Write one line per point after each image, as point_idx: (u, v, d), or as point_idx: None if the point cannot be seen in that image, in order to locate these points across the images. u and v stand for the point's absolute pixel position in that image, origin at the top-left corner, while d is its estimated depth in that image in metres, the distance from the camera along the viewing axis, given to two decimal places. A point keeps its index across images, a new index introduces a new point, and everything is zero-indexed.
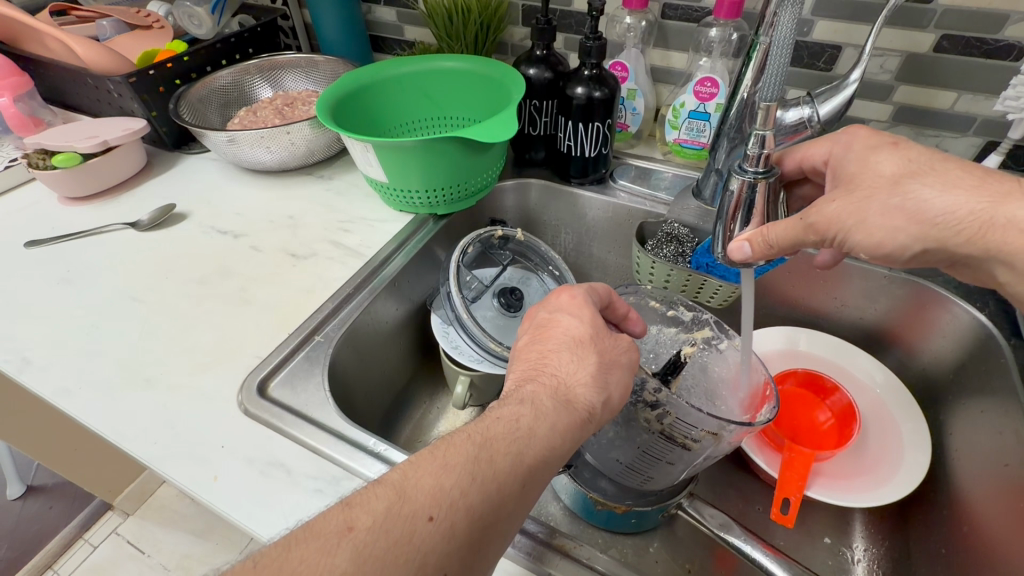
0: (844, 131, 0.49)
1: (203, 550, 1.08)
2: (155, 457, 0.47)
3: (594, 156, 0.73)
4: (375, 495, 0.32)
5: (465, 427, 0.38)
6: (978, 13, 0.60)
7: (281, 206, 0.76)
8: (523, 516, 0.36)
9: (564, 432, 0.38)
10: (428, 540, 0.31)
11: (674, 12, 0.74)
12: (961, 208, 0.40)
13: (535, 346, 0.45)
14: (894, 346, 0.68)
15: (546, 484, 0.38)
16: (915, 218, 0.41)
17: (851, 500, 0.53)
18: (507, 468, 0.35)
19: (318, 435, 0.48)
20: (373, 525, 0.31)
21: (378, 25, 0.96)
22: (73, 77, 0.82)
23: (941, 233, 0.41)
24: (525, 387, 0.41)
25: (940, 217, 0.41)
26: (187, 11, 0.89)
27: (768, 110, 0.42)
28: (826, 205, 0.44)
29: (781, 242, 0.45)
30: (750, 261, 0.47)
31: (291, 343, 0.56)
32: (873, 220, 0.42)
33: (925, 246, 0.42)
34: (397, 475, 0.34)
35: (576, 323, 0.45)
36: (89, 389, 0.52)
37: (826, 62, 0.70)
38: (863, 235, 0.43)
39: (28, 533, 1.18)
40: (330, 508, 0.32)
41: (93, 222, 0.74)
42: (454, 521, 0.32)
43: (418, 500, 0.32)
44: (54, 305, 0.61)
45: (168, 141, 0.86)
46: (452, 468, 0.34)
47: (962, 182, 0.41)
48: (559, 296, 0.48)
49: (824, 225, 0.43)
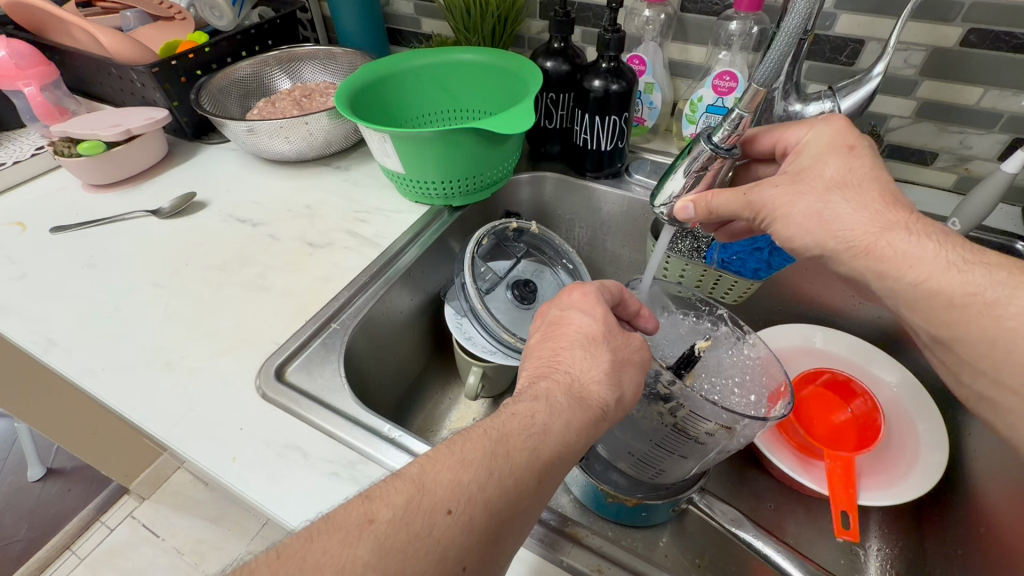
0: (824, 119, 0.47)
1: (216, 535, 1.10)
2: (176, 439, 0.48)
3: (610, 150, 0.73)
4: (395, 489, 0.33)
5: (481, 422, 0.38)
6: (1006, 6, 0.59)
7: (298, 196, 0.77)
8: (539, 510, 0.37)
9: (579, 429, 0.38)
10: (446, 532, 0.31)
11: (694, 6, 0.74)
12: (858, 223, 0.41)
13: (547, 344, 0.45)
14: (911, 345, 0.67)
15: (563, 478, 0.38)
16: (825, 224, 0.42)
17: (868, 498, 0.53)
18: (523, 463, 0.35)
19: (334, 420, 0.49)
20: (393, 518, 0.31)
21: (396, 17, 0.97)
22: (98, 67, 0.84)
23: (835, 246, 0.42)
24: (539, 384, 0.41)
25: (838, 228, 0.42)
26: (209, 2, 0.89)
27: (756, 92, 0.42)
28: (769, 188, 0.45)
29: (720, 210, 0.47)
30: (691, 221, 0.50)
31: (308, 330, 0.57)
32: (794, 215, 0.43)
33: (821, 252, 0.44)
34: (415, 469, 0.34)
35: (588, 321, 0.45)
36: (113, 370, 0.54)
37: (849, 57, 0.69)
38: (780, 226, 0.45)
39: (49, 513, 1.21)
40: (351, 501, 0.32)
41: (116, 210, 0.75)
42: (473, 515, 0.32)
43: (437, 494, 0.33)
44: (79, 288, 0.63)
45: (189, 130, 0.87)
46: (469, 462, 0.34)
47: (873, 205, 0.42)
48: (571, 294, 0.48)
49: (760, 206, 0.45)
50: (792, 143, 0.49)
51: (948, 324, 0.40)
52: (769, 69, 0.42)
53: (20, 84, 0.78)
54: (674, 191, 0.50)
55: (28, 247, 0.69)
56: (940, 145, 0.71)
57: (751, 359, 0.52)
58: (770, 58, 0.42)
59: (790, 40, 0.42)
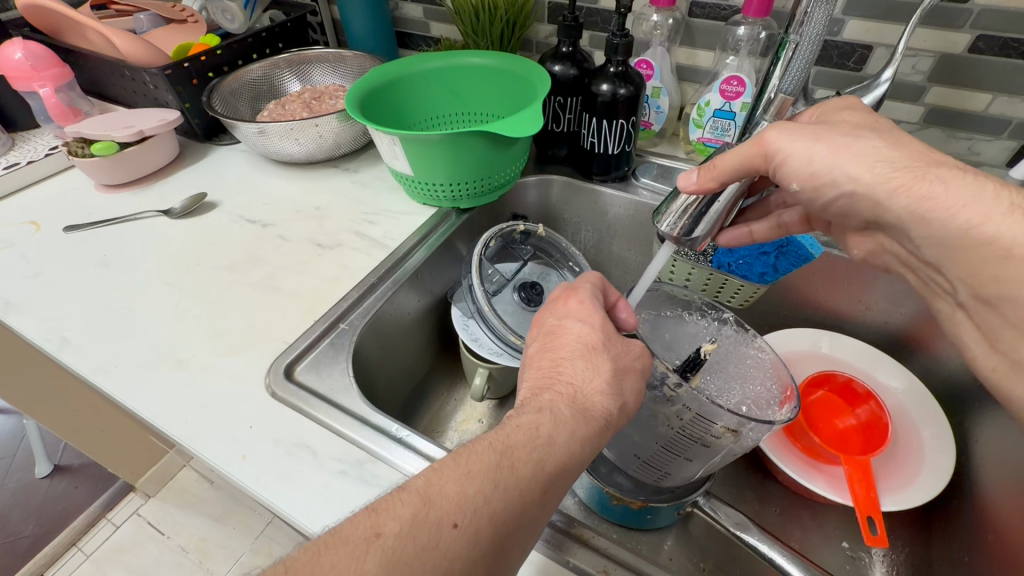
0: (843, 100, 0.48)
1: (221, 534, 1.11)
2: (187, 436, 0.48)
3: (617, 153, 0.73)
4: (401, 502, 0.33)
5: (486, 434, 0.38)
6: (1016, 14, 0.59)
7: (307, 197, 0.78)
8: (544, 522, 0.37)
9: (583, 441, 0.39)
10: (454, 546, 0.32)
11: (701, 11, 0.74)
12: (899, 163, 0.41)
13: (546, 354, 0.45)
14: (917, 351, 0.67)
15: (568, 488, 0.38)
16: (858, 158, 0.41)
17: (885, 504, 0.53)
18: (528, 475, 0.35)
19: (343, 419, 0.49)
20: (400, 531, 0.31)
21: (404, 21, 0.98)
22: (112, 68, 0.85)
23: (870, 179, 0.42)
24: (542, 396, 0.41)
25: (879, 161, 0.41)
26: (221, 6, 0.91)
27: (786, 100, 0.47)
28: (790, 139, 0.44)
29: (725, 164, 0.46)
30: (694, 188, 0.47)
31: (317, 329, 0.57)
32: (819, 150, 0.43)
33: (852, 189, 0.43)
34: (420, 481, 0.34)
35: (587, 330, 0.46)
36: (125, 368, 0.54)
37: (856, 62, 0.69)
38: (803, 164, 0.44)
39: (56, 510, 1.23)
40: (357, 515, 0.33)
41: (128, 209, 0.76)
42: (479, 528, 0.33)
43: (443, 507, 0.33)
44: (92, 287, 0.64)
45: (200, 131, 0.88)
46: (474, 475, 0.35)
47: (907, 147, 0.41)
48: (567, 303, 0.48)
49: (769, 139, 0.44)
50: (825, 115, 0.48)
51: (999, 278, 0.38)
52: (794, 79, 0.47)
53: (35, 85, 0.79)
54: (676, 201, 0.49)
55: (42, 246, 0.69)
56: (948, 150, 0.71)
57: (760, 364, 0.52)
58: (797, 66, 0.46)
59: (812, 46, 0.45)
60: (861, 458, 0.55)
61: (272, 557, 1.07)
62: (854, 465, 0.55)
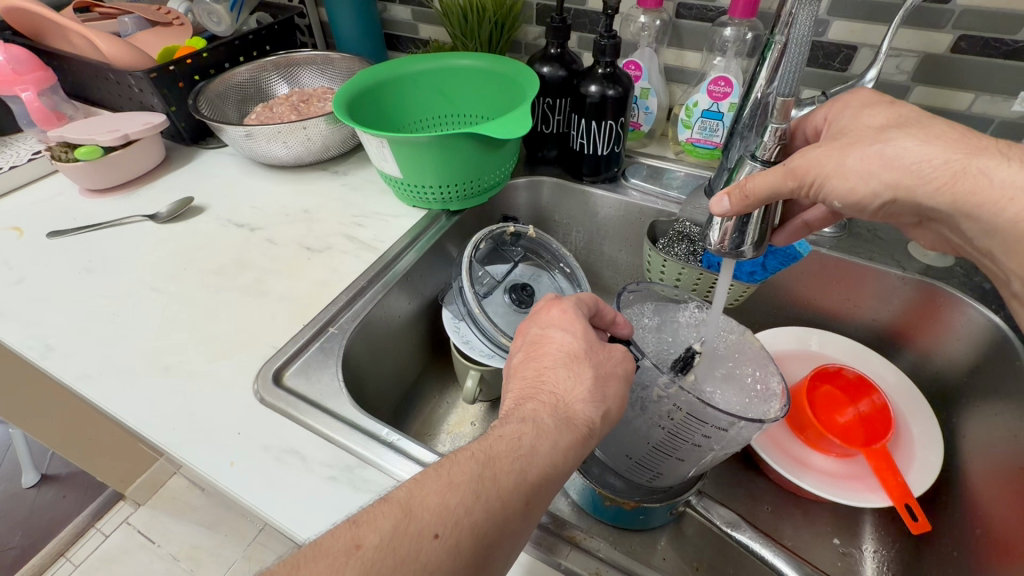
0: (849, 93, 0.49)
1: (213, 541, 1.10)
2: (174, 443, 0.48)
3: (606, 154, 0.73)
4: (381, 514, 0.33)
5: (467, 445, 0.38)
6: (996, 14, 0.60)
7: (296, 200, 0.77)
8: (527, 533, 0.37)
9: (566, 450, 0.39)
10: (434, 558, 0.31)
11: (688, 12, 0.75)
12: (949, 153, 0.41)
13: (531, 364, 0.45)
14: (906, 348, 0.68)
15: (551, 498, 0.38)
16: (892, 162, 0.42)
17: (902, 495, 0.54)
18: (510, 484, 0.35)
19: (331, 423, 0.49)
20: (380, 544, 0.31)
21: (393, 23, 0.97)
22: (96, 72, 0.84)
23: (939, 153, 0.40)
24: (525, 406, 0.41)
25: (920, 163, 0.41)
26: (207, 8, 0.90)
27: (786, 104, 0.43)
28: (811, 152, 0.43)
29: (758, 193, 0.43)
30: (729, 215, 0.45)
31: (306, 334, 0.57)
32: (849, 163, 0.42)
33: (892, 194, 0.43)
34: (402, 493, 0.34)
35: (569, 339, 0.46)
36: (110, 374, 0.54)
37: (841, 63, 0.70)
38: (837, 180, 0.43)
39: (43, 520, 1.21)
40: (337, 528, 0.32)
41: (113, 214, 0.75)
42: (459, 539, 0.33)
43: (424, 519, 0.33)
44: (77, 292, 0.63)
45: (187, 135, 0.87)
46: (457, 486, 0.34)
47: (943, 133, 0.42)
48: (550, 312, 0.49)
49: (804, 169, 0.43)
50: (836, 111, 0.48)
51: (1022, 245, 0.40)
52: (789, 80, 0.43)
53: (17, 89, 0.78)
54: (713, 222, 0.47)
55: (26, 252, 0.69)
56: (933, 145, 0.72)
57: (753, 360, 0.52)
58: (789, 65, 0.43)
59: (802, 47, 0.42)
60: (878, 449, 0.56)
61: (264, 563, 1.05)
62: (874, 455, 0.56)
